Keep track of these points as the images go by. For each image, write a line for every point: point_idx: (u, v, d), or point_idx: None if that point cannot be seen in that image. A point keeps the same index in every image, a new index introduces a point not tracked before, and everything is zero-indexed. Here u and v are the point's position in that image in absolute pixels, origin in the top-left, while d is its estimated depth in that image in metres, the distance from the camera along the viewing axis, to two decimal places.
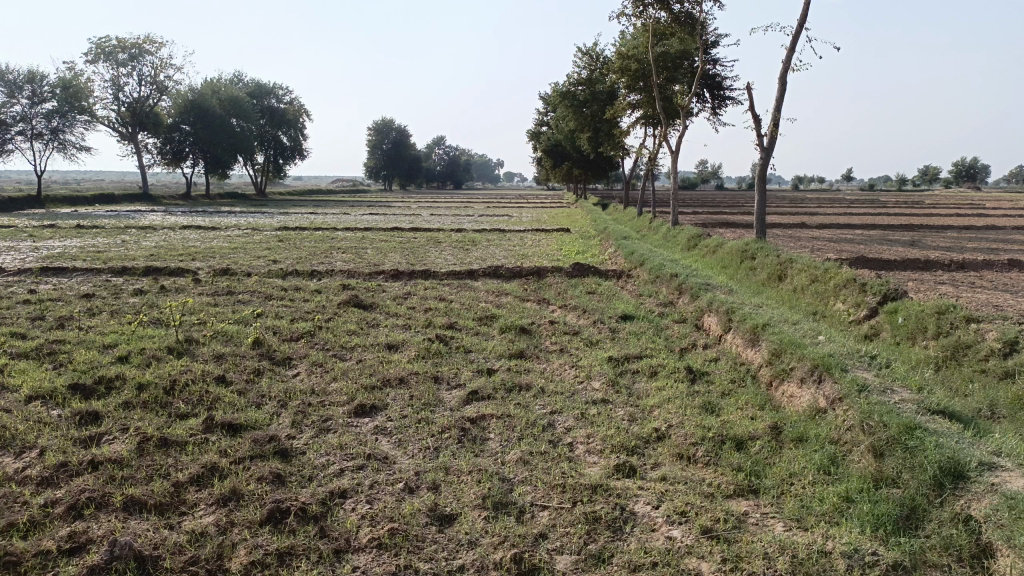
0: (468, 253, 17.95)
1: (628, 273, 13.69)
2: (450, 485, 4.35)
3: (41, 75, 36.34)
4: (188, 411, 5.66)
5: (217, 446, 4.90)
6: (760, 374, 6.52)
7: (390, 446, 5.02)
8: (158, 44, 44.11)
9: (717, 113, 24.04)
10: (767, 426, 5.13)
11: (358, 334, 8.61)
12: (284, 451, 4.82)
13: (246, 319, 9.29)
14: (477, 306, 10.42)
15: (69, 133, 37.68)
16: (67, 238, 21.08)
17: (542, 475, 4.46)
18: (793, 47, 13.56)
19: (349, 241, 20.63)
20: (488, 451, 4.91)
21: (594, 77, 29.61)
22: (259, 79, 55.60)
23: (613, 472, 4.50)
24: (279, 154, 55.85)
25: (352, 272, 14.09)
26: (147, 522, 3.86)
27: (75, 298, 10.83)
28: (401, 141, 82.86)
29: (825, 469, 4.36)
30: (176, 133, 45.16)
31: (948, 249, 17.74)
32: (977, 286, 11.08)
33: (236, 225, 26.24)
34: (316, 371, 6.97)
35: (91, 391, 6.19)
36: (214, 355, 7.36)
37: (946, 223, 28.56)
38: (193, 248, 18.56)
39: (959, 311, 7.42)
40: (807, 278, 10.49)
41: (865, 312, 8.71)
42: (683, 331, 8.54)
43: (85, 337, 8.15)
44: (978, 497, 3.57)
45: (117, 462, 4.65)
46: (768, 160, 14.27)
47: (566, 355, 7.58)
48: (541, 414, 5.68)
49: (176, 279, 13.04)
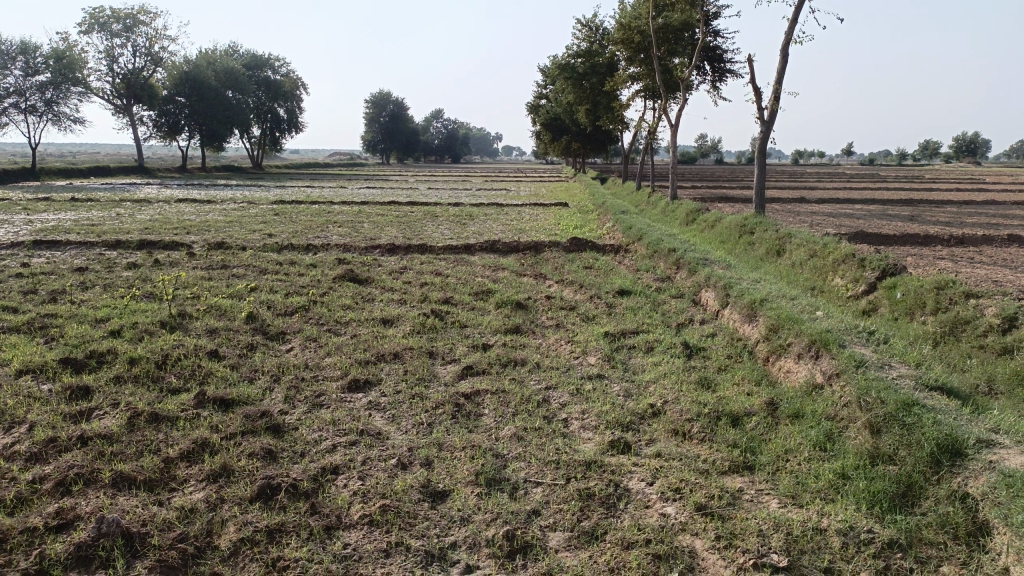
0: (464, 227, 17.83)
1: (626, 248, 13.60)
2: (443, 461, 4.31)
3: (34, 46, 35.87)
4: (180, 386, 5.61)
5: (208, 421, 4.85)
6: (758, 350, 6.47)
7: (383, 422, 4.97)
8: (152, 15, 43.54)
9: (717, 87, 23.81)
10: (763, 402, 5.08)
11: (352, 308, 8.54)
12: (276, 427, 4.78)
13: (240, 293, 9.22)
14: (473, 280, 10.34)
15: (63, 105, 37.30)
16: (62, 211, 20.94)
17: (536, 451, 4.42)
18: (795, 19, 13.37)
19: (346, 215, 20.47)
20: (482, 426, 4.87)
21: (594, 49, 29.29)
22: (254, 51, 54.99)
23: (608, 448, 4.46)
24: (275, 126, 55.39)
25: (348, 246, 13.99)
26: (136, 499, 3.83)
27: (68, 272, 10.74)
28: (398, 114, 82.23)
29: (820, 446, 4.32)
30: (171, 105, 44.73)
31: (948, 224, 17.65)
32: (976, 261, 11.02)
33: (232, 199, 26.05)
34: (310, 346, 6.92)
35: (83, 365, 6.15)
36: (208, 330, 7.29)
37: (946, 198, 28.42)
38: (188, 221, 18.42)
39: (959, 286, 7.37)
40: (806, 253, 10.42)
41: (863, 288, 8.65)
42: (680, 306, 8.49)
43: (77, 311, 8.08)
44: (976, 475, 3.54)
45: (107, 437, 4.60)
46: (768, 134, 14.13)
47: (562, 330, 7.52)
48: (536, 389, 5.63)
49: (170, 253, 12.93)
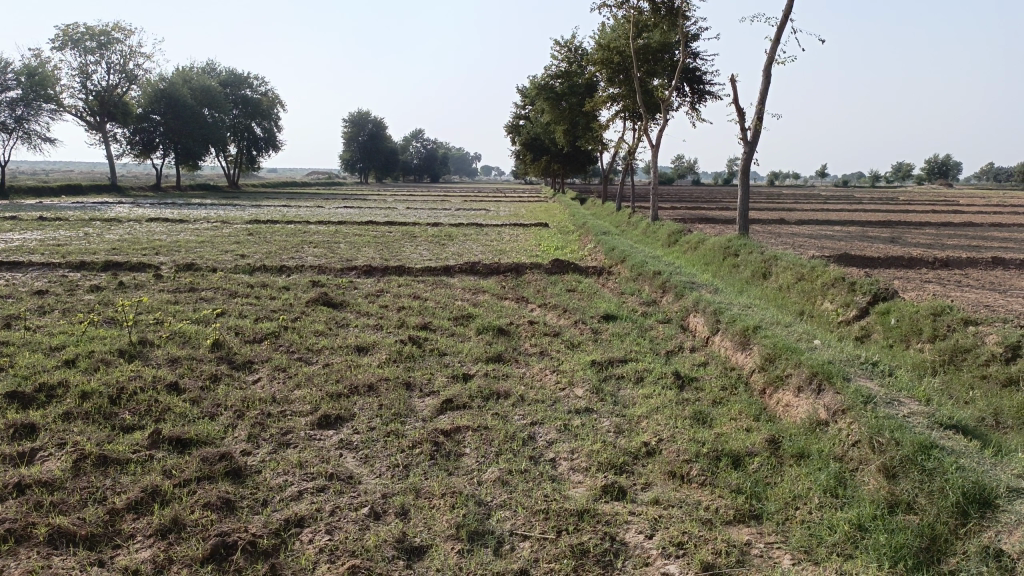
0: (443, 248, 17.46)
1: (608, 270, 13.30)
2: (421, 511, 3.92)
3: (5, 61, 35.18)
4: (134, 424, 5.16)
5: (161, 465, 4.42)
6: (753, 381, 6.15)
7: (356, 464, 4.56)
8: (127, 31, 42.99)
9: (696, 108, 23.77)
10: (764, 440, 4.75)
11: (325, 334, 8.12)
12: (236, 472, 4.35)
13: (206, 318, 8.77)
14: (453, 304, 9.97)
15: (34, 122, 36.52)
16: (28, 230, 20.31)
17: (523, 499, 4.03)
18: (778, 39, 13.25)
19: (322, 235, 20.01)
20: (462, 468, 4.49)
21: (573, 70, 29.21)
22: (232, 69, 54.55)
23: (601, 494, 4.09)
24: (253, 145, 54.82)
25: (323, 267, 13.57)
26: (73, 558, 3.41)
27: (27, 295, 10.19)
28: (377, 134, 82.08)
29: (831, 492, 3.99)
30: (146, 123, 44.10)
31: (929, 246, 17.58)
32: (964, 285, 10.81)
33: (206, 217, 25.49)
34: (278, 376, 6.49)
35: (30, 400, 5.65)
36: (169, 360, 6.84)
37: (924, 220, 28.50)
38: (158, 241, 17.87)
39: (956, 313, 7.12)
40: (793, 276, 10.15)
41: (855, 313, 8.38)
42: (668, 332, 8.16)
43: (31, 338, 7.56)
44: (1009, 530, 3.22)
45: (47, 484, 4.15)
46: (751, 154, 13.96)
47: (547, 358, 7.15)
48: (520, 425, 5.25)
49: (136, 274, 12.43)
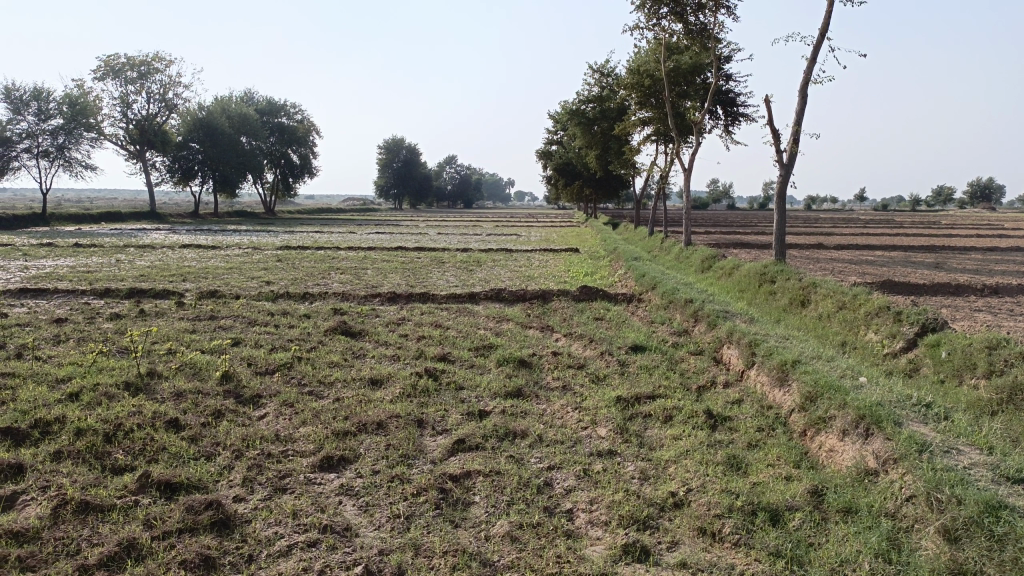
0: (470, 274, 17.19)
1: (638, 297, 12.88)
2: (419, 572, 3.51)
3: (48, 92, 35.93)
4: (125, 464, 4.86)
5: (145, 513, 4.09)
6: (792, 422, 5.65)
7: (354, 514, 4.19)
8: (166, 61, 43.89)
9: (730, 131, 23.31)
10: (805, 492, 4.27)
11: (340, 366, 7.79)
12: (223, 521, 4.01)
13: (220, 348, 8.49)
14: (475, 334, 9.58)
15: (75, 150, 37.16)
16: (62, 256, 20.45)
17: (533, 560, 3.62)
18: (814, 59, 12.78)
19: (350, 261, 19.83)
20: (470, 520, 4.09)
21: (604, 94, 29.01)
22: (270, 98, 55.47)
23: (620, 555, 3.65)
24: (289, 172, 55.42)
25: (346, 294, 13.31)
26: None
27: (45, 323, 10.05)
28: (411, 160, 82.62)
29: (883, 556, 3.51)
30: (185, 151, 44.72)
31: (976, 272, 16.83)
32: (1016, 314, 10.14)
33: (238, 244, 25.59)
34: (285, 412, 6.16)
35: (23, 437, 5.36)
36: (174, 393, 6.54)
37: (970, 244, 27.51)
38: (186, 268, 17.84)
39: (1014, 346, 6.54)
40: (833, 305, 9.61)
41: (902, 344, 7.81)
42: (700, 364, 7.71)
43: (38, 369, 7.33)
44: None
45: (20, 534, 3.83)
46: (787, 176, 13.45)
47: (570, 394, 6.70)
48: (537, 470, 4.83)
49: (159, 302, 12.30)
